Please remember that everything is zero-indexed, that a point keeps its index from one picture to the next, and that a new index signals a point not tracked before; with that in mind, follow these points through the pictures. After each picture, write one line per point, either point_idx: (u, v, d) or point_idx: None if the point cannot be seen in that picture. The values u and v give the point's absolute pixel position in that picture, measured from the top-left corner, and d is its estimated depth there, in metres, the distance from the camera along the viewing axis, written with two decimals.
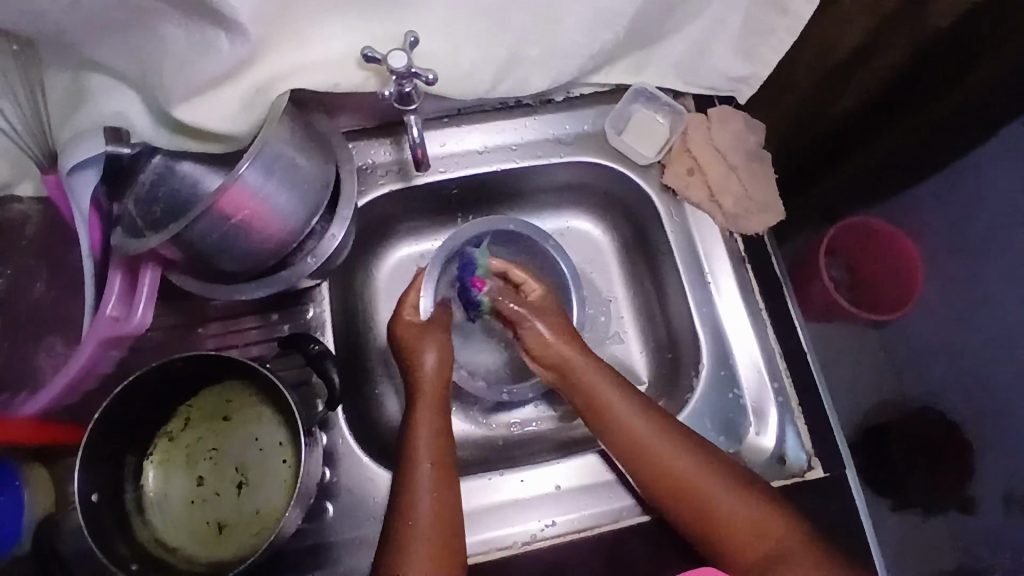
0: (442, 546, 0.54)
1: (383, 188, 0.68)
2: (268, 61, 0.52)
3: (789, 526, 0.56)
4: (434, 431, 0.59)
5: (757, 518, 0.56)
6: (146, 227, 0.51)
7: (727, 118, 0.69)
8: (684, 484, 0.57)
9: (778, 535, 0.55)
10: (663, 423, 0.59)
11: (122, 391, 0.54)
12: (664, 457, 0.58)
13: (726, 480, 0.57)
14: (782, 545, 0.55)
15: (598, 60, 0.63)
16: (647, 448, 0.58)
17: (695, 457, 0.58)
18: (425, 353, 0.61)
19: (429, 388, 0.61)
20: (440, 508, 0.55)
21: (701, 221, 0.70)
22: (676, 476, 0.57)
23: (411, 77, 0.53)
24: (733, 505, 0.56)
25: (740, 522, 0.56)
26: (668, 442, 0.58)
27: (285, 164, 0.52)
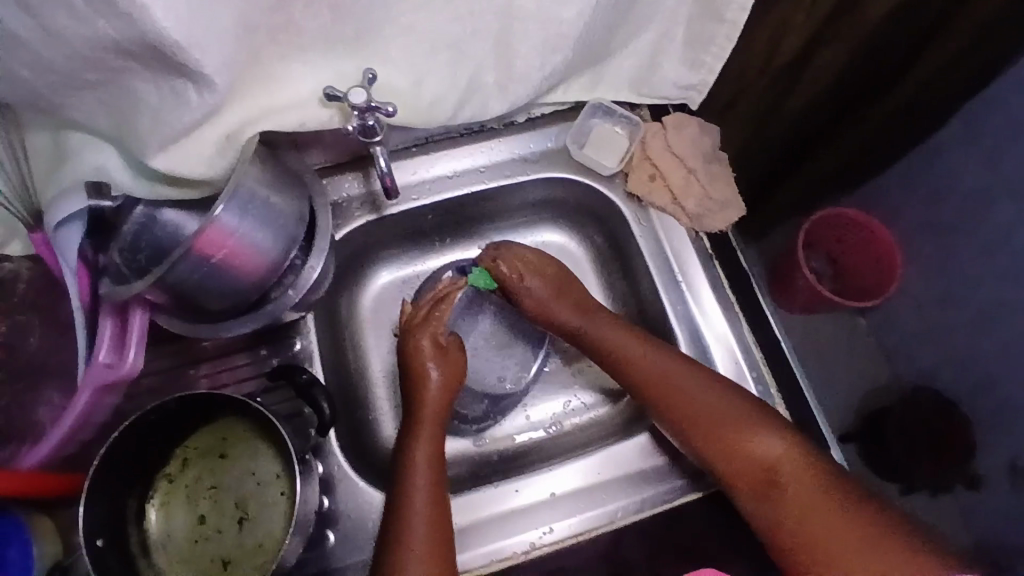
0: (436, 548, 0.57)
1: (359, 222, 0.70)
2: (235, 108, 0.55)
3: (806, 462, 0.60)
4: (427, 442, 0.63)
5: (775, 456, 0.60)
6: (132, 273, 0.55)
7: (681, 124, 0.72)
8: (707, 426, 0.63)
9: (796, 475, 0.59)
10: (690, 369, 0.64)
11: (118, 437, 0.56)
12: (678, 391, 0.64)
13: (749, 421, 0.62)
14: (799, 481, 0.59)
15: (553, 80, 0.66)
16: (674, 390, 0.64)
17: (723, 398, 0.63)
18: (430, 367, 0.66)
19: (433, 404, 0.65)
20: (435, 525, 0.58)
21: (668, 224, 0.72)
22: (701, 417, 0.63)
23: (373, 111, 0.56)
24: (755, 445, 0.61)
25: (756, 461, 0.61)
26: (694, 385, 0.64)
27: (259, 203, 0.55)
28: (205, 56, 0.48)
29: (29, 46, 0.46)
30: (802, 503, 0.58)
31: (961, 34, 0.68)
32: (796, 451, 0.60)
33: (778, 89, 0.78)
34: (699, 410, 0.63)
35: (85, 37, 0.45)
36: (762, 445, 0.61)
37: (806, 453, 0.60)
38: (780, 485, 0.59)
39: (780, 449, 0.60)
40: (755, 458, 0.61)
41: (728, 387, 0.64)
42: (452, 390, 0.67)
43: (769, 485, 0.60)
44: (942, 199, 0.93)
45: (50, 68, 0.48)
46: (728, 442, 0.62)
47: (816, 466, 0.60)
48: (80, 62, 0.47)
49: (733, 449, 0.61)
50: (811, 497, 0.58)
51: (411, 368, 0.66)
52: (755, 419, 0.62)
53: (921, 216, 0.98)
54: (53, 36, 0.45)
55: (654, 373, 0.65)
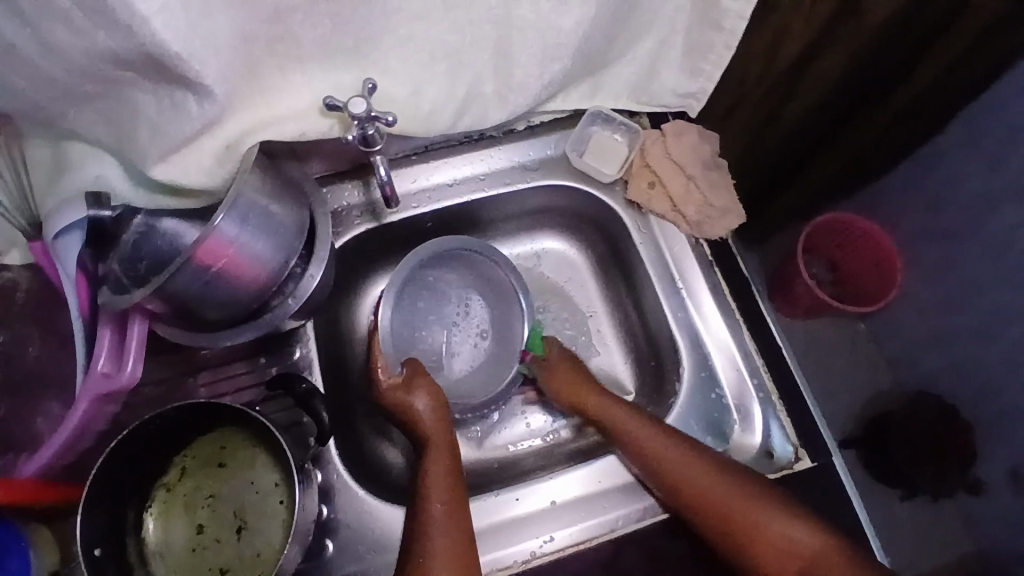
0: (461, 562, 0.56)
1: (360, 229, 0.70)
2: (236, 117, 0.55)
3: (836, 546, 0.58)
4: (443, 467, 0.62)
5: (806, 552, 0.58)
6: (131, 283, 0.55)
7: (681, 131, 0.72)
8: (735, 516, 0.60)
9: (835, 561, 0.57)
10: (705, 462, 0.62)
11: (119, 444, 0.56)
12: (697, 480, 0.62)
13: (772, 509, 0.60)
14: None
15: (552, 89, 0.66)
16: (694, 484, 0.62)
17: (742, 490, 0.61)
18: (413, 401, 0.65)
19: (433, 430, 0.64)
20: (455, 543, 0.57)
21: (668, 230, 0.73)
22: (728, 510, 0.60)
23: (373, 121, 0.56)
24: (783, 533, 0.59)
25: (790, 547, 0.58)
26: (714, 482, 0.61)
27: (258, 213, 0.55)
28: (205, 68, 0.48)
29: (26, 57, 0.46)
30: None
31: (951, 43, 0.68)
32: (825, 545, 0.58)
33: (777, 97, 0.78)
34: (721, 501, 0.61)
35: (82, 48, 0.46)
36: (792, 531, 0.59)
37: (841, 545, 0.58)
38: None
39: (811, 542, 0.58)
40: (787, 546, 0.58)
41: (747, 480, 0.61)
42: (444, 415, 0.66)
43: (812, 573, 0.58)
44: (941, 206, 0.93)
45: (48, 80, 0.48)
46: (751, 537, 0.59)
47: (854, 558, 0.57)
48: (78, 74, 0.48)
49: (760, 543, 0.59)
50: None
51: (397, 410, 0.65)
52: (776, 508, 0.60)
53: (922, 222, 0.98)
54: (50, 48, 0.46)
55: (677, 466, 0.62)
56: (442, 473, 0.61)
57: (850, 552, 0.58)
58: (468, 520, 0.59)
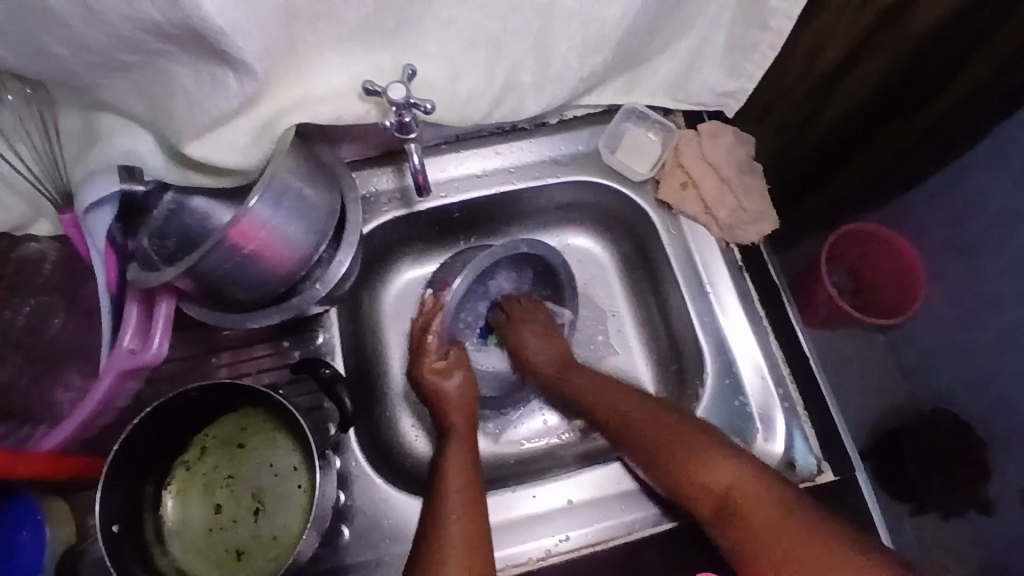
0: (470, 552, 0.53)
1: (387, 216, 0.70)
2: (274, 98, 0.54)
3: (756, 485, 0.53)
4: (461, 449, 0.62)
5: (726, 483, 0.54)
6: (160, 259, 0.55)
7: (717, 132, 0.71)
8: (663, 444, 0.59)
9: (749, 499, 0.53)
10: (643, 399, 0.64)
11: (139, 421, 0.56)
12: (627, 413, 0.63)
13: (704, 440, 0.58)
14: (751, 507, 0.52)
15: (589, 83, 0.65)
16: (632, 417, 0.63)
17: (674, 421, 0.60)
18: (446, 377, 0.66)
19: (456, 412, 0.65)
20: (467, 530, 0.55)
21: (698, 232, 0.72)
22: (653, 439, 0.60)
23: (410, 108, 0.56)
24: (705, 469, 0.56)
25: (710, 484, 0.55)
26: (647, 414, 0.62)
27: (293, 196, 0.55)
28: (247, 45, 0.48)
29: (70, 22, 0.46)
30: (766, 524, 0.51)
31: (1000, 50, 0.67)
32: (745, 475, 0.54)
33: (814, 101, 0.77)
34: (653, 431, 0.61)
35: (127, 18, 0.45)
36: (712, 467, 0.56)
37: (763, 480, 0.54)
38: (732, 510, 0.53)
39: (731, 474, 0.55)
40: (707, 485, 0.55)
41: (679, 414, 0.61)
42: (472, 398, 0.66)
43: (723, 511, 0.54)
44: (972, 221, 0.91)
45: (89, 48, 0.48)
46: (673, 465, 0.58)
47: (770, 492, 0.52)
48: (122, 43, 0.47)
49: (681, 473, 0.57)
50: (769, 517, 0.51)
51: (427, 390, 0.66)
52: (702, 439, 0.58)
53: (946, 235, 0.96)
54: (94, 14, 0.45)
55: (616, 402, 0.65)
56: (461, 456, 0.61)
57: (767, 486, 0.53)
58: (483, 506, 0.58)
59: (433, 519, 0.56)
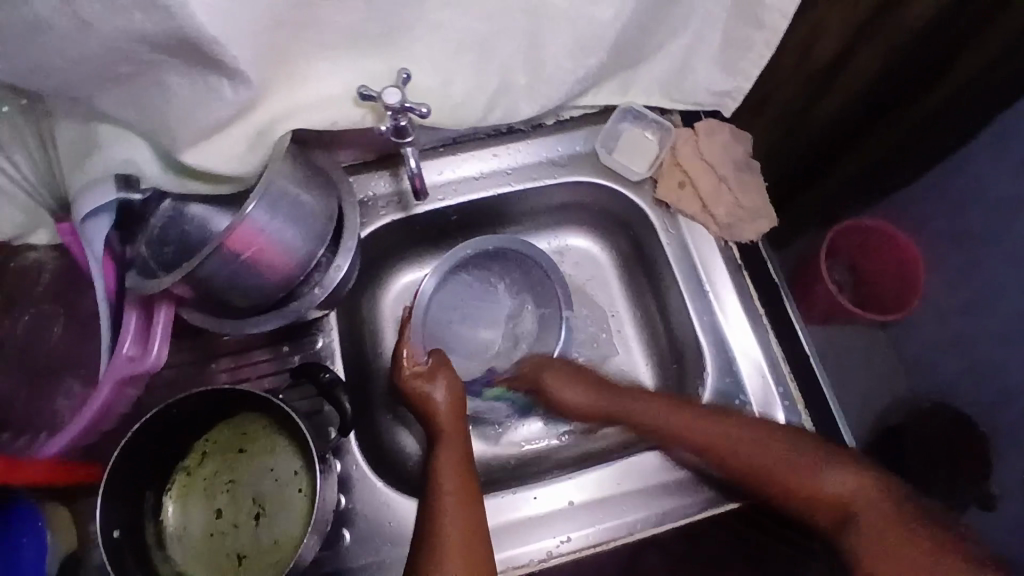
0: (470, 556, 0.55)
1: (385, 220, 0.70)
2: (269, 103, 0.55)
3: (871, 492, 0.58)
4: (453, 458, 0.61)
5: (840, 492, 0.58)
6: (157, 266, 0.54)
7: (713, 131, 0.71)
8: (767, 471, 0.61)
9: (867, 504, 0.57)
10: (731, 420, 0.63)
11: (138, 428, 0.56)
12: (722, 440, 0.62)
13: (811, 456, 0.60)
14: (870, 515, 0.57)
15: (585, 84, 0.65)
16: (726, 447, 0.62)
17: (768, 441, 0.61)
18: (432, 385, 0.65)
19: (445, 424, 0.63)
20: (464, 531, 0.56)
21: (696, 231, 0.72)
22: (752, 463, 0.61)
23: (406, 112, 0.55)
24: (820, 483, 0.59)
25: (826, 495, 0.59)
26: (743, 438, 0.62)
27: (290, 201, 0.55)
28: (241, 52, 0.48)
29: (62, 33, 0.46)
30: (883, 532, 0.56)
31: (996, 38, 0.66)
32: (858, 480, 0.59)
33: (809, 93, 0.77)
34: (750, 460, 0.61)
35: (120, 29, 0.45)
36: (827, 479, 0.59)
37: (880, 487, 0.58)
38: (852, 523, 0.57)
39: (845, 484, 0.59)
40: (826, 495, 0.59)
41: (777, 429, 0.62)
42: (461, 406, 0.65)
43: (847, 520, 0.58)
44: (971, 216, 0.91)
45: (82, 59, 0.48)
46: (789, 486, 0.60)
47: (887, 496, 0.57)
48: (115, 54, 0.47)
49: (796, 488, 0.60)
50: (885, 526, 0.56)
51: (416, 398, 0.65)
52: (811, 456, 0.60)
53: (946, 228, 0.96)
54: (86, 25, 0.45)
55: (688, 424, 0.64)
56: (452, 467, 0.60)
57: (879, 486, 0.58)
58: (482, 514, 0.58)
59: (432, 525, 0.56)
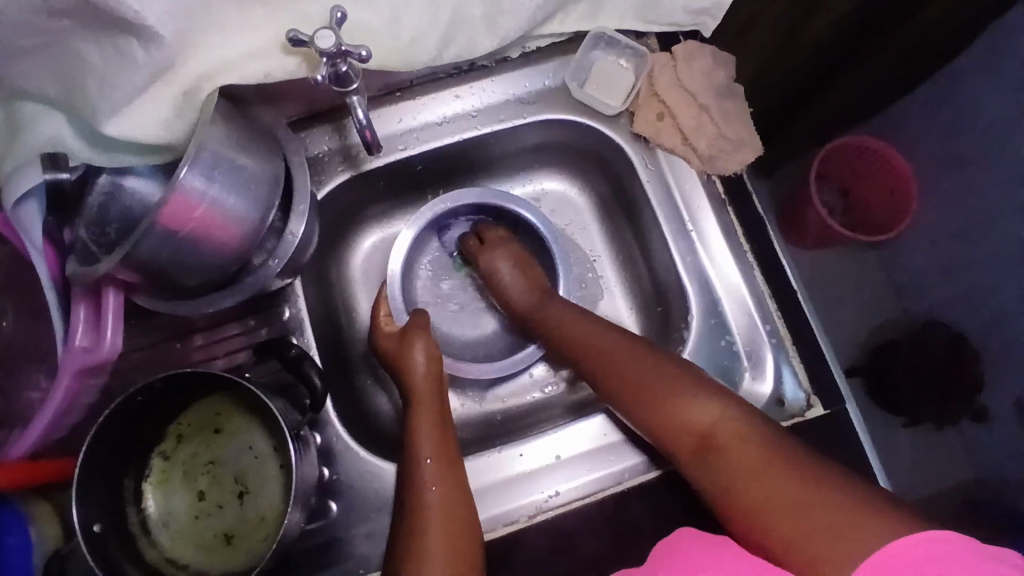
0: (459, 529, 0.53)
1: (342, 177, 0.65)
2: (190, 59, 0.49)
3: (736, 427, 0.52)
4: (432, 430, 0.58)
5: (705, 422, 0.53)
6: (99, 250, 0.51)
7: (692, 55, 0.65)
8: (640, 386, 0.58)
9: (730, 436, 0.51)
10: (618, 337, 0.62)
11: (103, 422, 0.53)
12: (614, 359, 0.60)
13: (689, 384, 0.56)
14: (732, 447, 0.51)
15: (548, 10, 0.60)
16: (611, 357, 0.61)
17: (653, 365, 0.58)
18: (414, 352, 0.62)
19: (423, 392, 0.61)
20: (446, 494, 0.55)
21: (676, 166, 0.67)
22: (631, 374, 0.59)
23: (344, 56, 0.50)
24: (684, 410, 0.54)
25: (687, 423, 0.54)
26: (631, 355, 0.60)
27: (228, 166, 0.49)
28: None
29: None
30: (745, 462, 0.50)
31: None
32: (724, 413, 0.53)
33: (799, 14, 0.70)
34: (629, 375, 0.59)
35: None
36: (693, 407, 0.54)
37: (750, 421, 0.52)
38: (714, 452, 0.52)
39: (712, 413, 0.53)
40: (685, 425, 0.54)
41: (671, 359, 0.59)
42: (439, 375, 0.62)
43: (705, 451, 0.52)
44: (964, 125, 0.87)
45: None
46: (656, 404, 0.56)
47: (752, 437, 0.51)
48: (19, 12, 0.43)
49: (664, 414, 0.56)
50: (746, 457, 0.50)
51: (397, 366, 0.62)
52: (690, 380, 0.56)
53: (941, 143, 0.91)
54: None
55: (591, 342, 0.62)
56: (433, 437, 0.58)
57: (758, 429, 0.51)
58: (467, 489, 0.56)
59: (413, 491, 0.55)
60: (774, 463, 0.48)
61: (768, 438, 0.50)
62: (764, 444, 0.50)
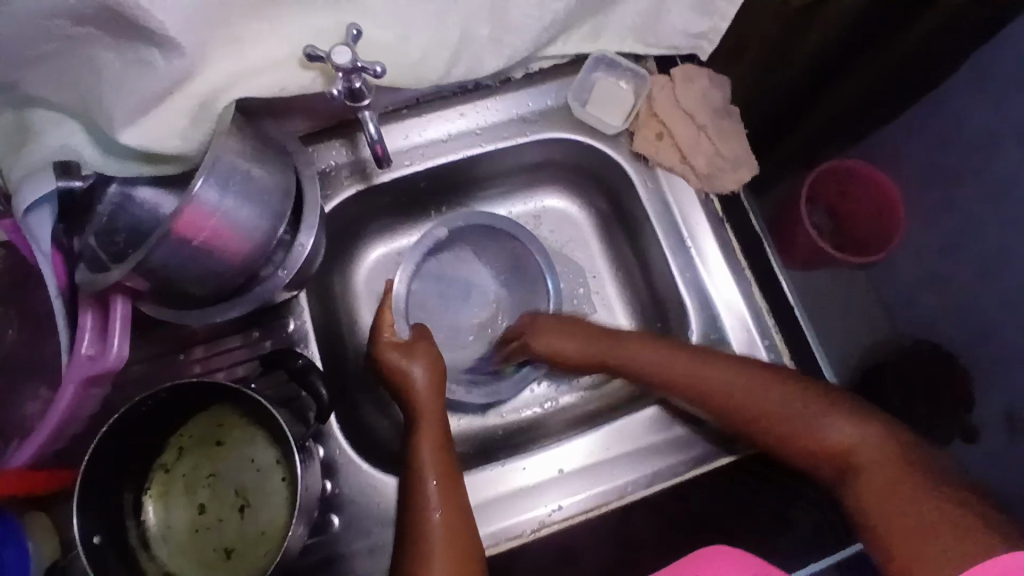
0: (455, 539, 0.53)
1: (349, 191, 0.66)
2: (206, 72, 0.50)
3: (877, 444, 0.55)
4: (432, 438, 0.59)
5: (844, 443, 0.56)
6: (110, 258, 0.50)
7: (690, 77, 0.67)
8: (766, 413, 0.59)
9: (867, 455, 0.55)
10: (713, 357, 0.62)
11: (107, 432, 0.53)
12: (720, 387, 0.61)
13: (813, 405, 0.58)
14: (874, 464, 0.54)
15: (552, 32, 0.62)
16: (706, 380, 0.61)
17: (774, 389, 0.59)
18: (410, 363, 0.61)
19: (422, 400, 0.61)
20: (451, 520, 0.54)
21: (676, 185, 0.69)
22: (748, 400, 0.60)
23: (358, 72, 0.51)
24: (821, 430, 0.57)
25: (822, 443, 0.57)
26: (745, 378, 0.60)
27: (241, 179, 0.50)
28: None
29: None
30: (883, 484, 0.53)
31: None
32: (861, 432, 0.56)
33: (790, 39, 0.73)
34: (739, 398, 0.60)
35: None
36: (828, 429, 0.57)
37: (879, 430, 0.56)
38: (856, 471, 0.55)
39: (852, 434, 0.56)
40: (824, 444, 0.57)
41: (784, 374, 0.60)
42: (439, 383, 0.62)
43: (845, 470, 0.56)
44: (951, 148, 0.90)
45: None
46: (794, 431, 0.58)
47: (886, 446, 0.55)
48: (40, 24, 0.44)
49: (797, 436, 0.58)
50: (889, 477, 0.53)
51: (391, 371, 0.62)
52: (824, 403, 0.58)
53: (927, 165, 0.94)
54: None
55: (691, 367, 0.62)
56: (433, 447, 0.58)
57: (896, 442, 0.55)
58: (466, 502, 0.56)
59: (418, 516, 0.55)
60: (907, 481, 0.52)
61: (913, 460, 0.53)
62: (905, 463, 0.53)
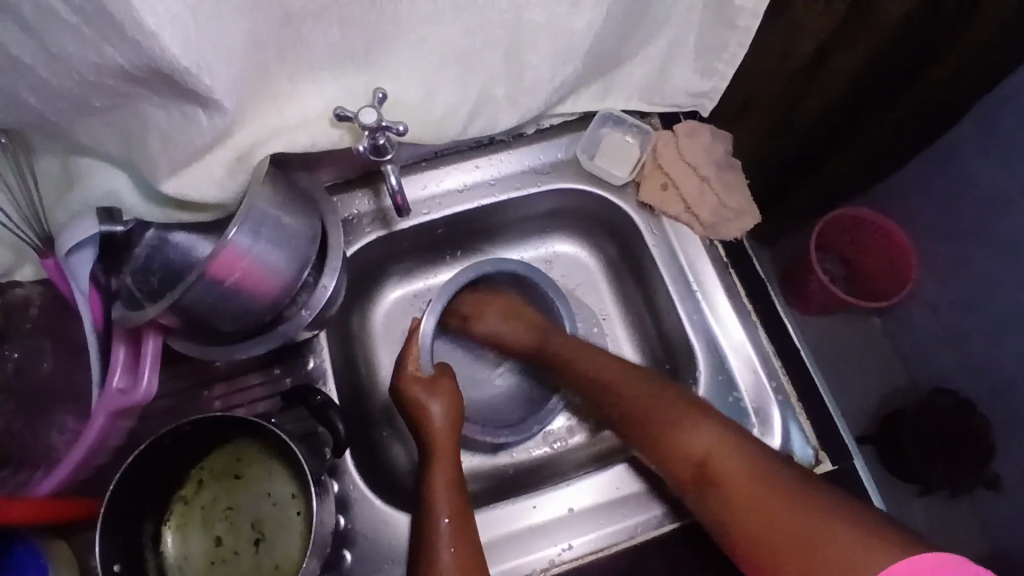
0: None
1: (371, 237, 0.70)
2: (244, 129, 0.55)
3: (736, 459, 0.55)
4: (446, 476, 0.60)
5: (703, 452, 0.57)
6: (143, 297, 0.55)
7: (693, 132, 0.71)
8: (646, 421, 0.61)
9: (726, 466, 0.55)
10: (631, 373, 0.65)
11: (131, 463, 0.55)
12: (638, 395, 0.63)
13: (686, 417, 0.59)
14: (732, 476, 0.54)
15: (562, 92, 0.66)
16: (618, 388, 0.65)
17: (660, 396, 0.62)
18: (429, 401, 0.63)
19: (437, 438, 0.62)
20: (462, 557, 0.55)
21: (682, 233, 0.72)
22: (640, 407, 0.62)
23: (384, 131, 0.56)
24: (685, 439, 0.58)
25: (684, 454, 0.58)
26: (639, 387, 0.63)
27: (272, 226, 0.54)
28: (215, 82, 0.49)
29: (34, 73, 0.47)
30: (744, 496, 0.53)
31: (971, 38, 0.67)
32: (723, 443, 0.56)
33: (791, 95, 0.76)
34: (638, 410, 0.63)
35: (91, 63, 0.46)
36: (696, 436, 0.58)
37: (745, 443, 0.56)
38: (714, 485, 0.55)
39: (709, 444, 0.57)
40: (685, 453, 0.58)
41: (673, 389, 0.62)
42: (457, 422, 0.64)
43: (702, 480, 0.56)
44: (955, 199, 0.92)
45: (57, 94, 0.49)
46: (662, 440, 0.59)
47: (749, 462, 0.55)
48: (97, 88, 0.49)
49: (664, 442, 0.59)
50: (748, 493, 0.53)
51: (409, 408, 0.64)
52: (691, 411, 0.59)
53: (932, 214, 0.96)
54: (62, 63, 0.46)
55: (591, 368, 0.67)
56: (445, 486, 0.59)
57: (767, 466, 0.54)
58: (477, 544, 0.57)
59: (428, 551, 0.56)
60: (768, 493, 0.52)
61: (774, 474, 0.53)
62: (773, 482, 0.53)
